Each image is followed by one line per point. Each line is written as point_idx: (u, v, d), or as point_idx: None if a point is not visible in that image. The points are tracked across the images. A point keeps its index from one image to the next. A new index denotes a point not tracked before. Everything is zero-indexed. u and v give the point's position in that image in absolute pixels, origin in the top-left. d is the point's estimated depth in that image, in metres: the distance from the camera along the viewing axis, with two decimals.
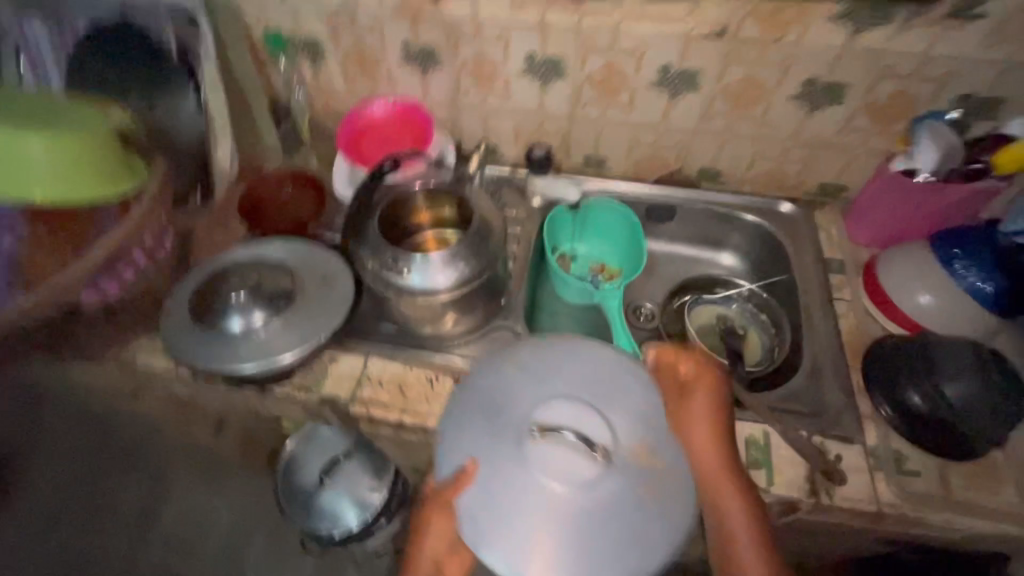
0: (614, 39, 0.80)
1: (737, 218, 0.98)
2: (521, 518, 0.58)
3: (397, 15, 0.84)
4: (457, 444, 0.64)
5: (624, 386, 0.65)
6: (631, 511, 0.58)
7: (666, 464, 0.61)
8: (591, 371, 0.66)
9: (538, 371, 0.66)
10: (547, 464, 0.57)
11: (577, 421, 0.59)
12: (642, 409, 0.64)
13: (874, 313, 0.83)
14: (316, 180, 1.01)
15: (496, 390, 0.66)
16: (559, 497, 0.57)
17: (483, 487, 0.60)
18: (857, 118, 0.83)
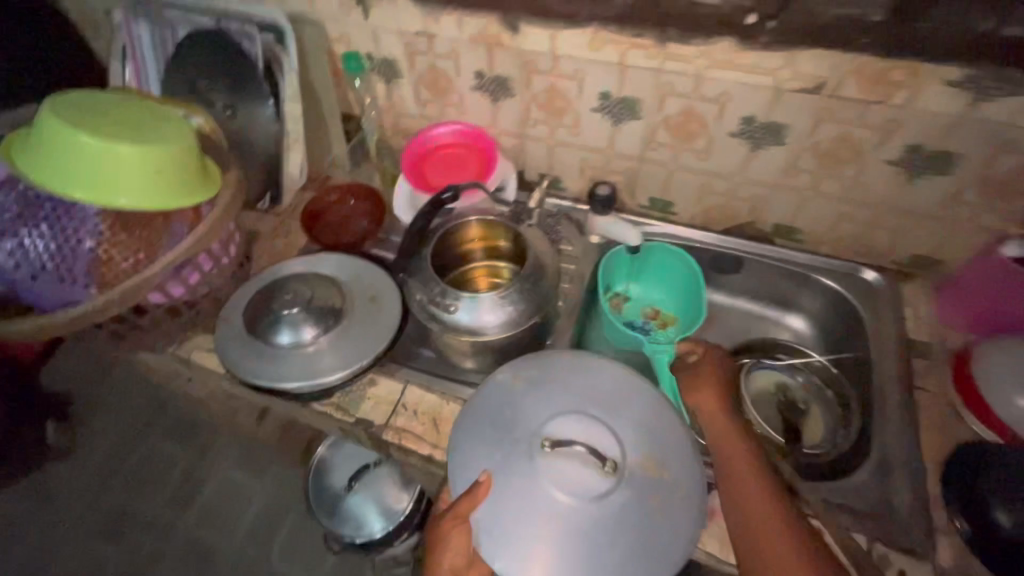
0: (697, 86, 0.76)
1: (812, 281, 0.91)
2: (535, 529, 0.63)
3: (475, 44, 0.84)
4: (471, 459, 0.68)
5: (625, 401, 0.70)
6: (640, 523, 0.63)
7: (671, 480, 0.66)
8: (597, 386, 0.71)
9: (547, 385, 0.72)
10: (559, 476, 0.63)
11: (587, 436, 0.65)
12: (644, 426, 0.69)
13: (963, 414, 0.74)
14: (377, 195, 1.02)
15: (508, 403, 0.71)
16: (569, 509, 0.62)
17: (500, 498, 0.64)
18: (964, 191, 0.75)
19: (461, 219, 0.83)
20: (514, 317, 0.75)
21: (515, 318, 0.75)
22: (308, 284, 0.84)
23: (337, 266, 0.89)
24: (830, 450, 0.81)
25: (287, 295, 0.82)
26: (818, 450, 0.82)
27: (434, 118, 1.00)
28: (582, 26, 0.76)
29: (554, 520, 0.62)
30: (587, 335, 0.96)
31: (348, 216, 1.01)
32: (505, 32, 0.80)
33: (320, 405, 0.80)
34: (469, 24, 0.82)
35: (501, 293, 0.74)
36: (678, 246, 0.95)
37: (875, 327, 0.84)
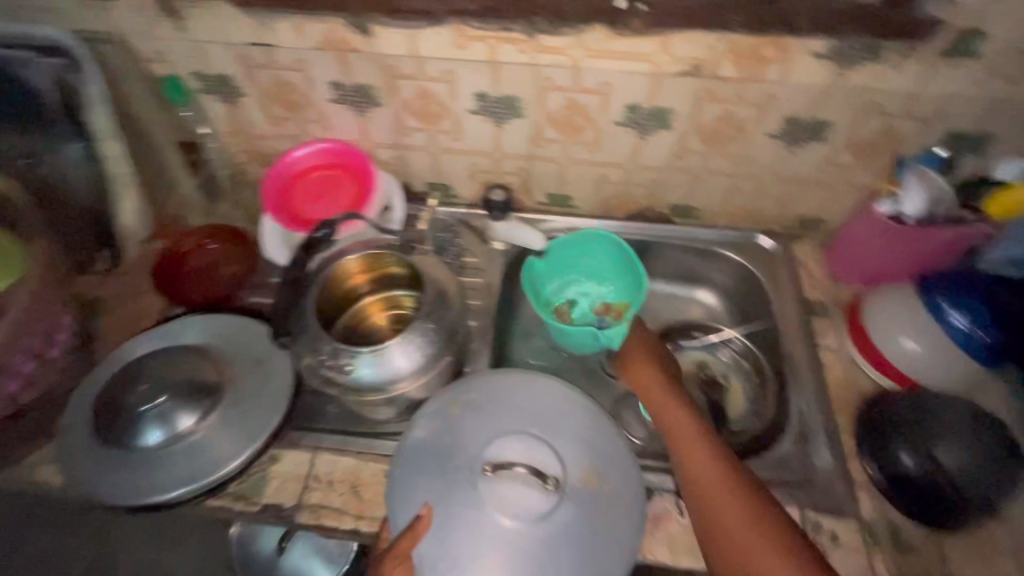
0: (576, 77, 0.71)
1: (716, 255, 0.92)
2: (478, 562, 0.56)
3: (324, 52, 0.72)
4: (408, 495, 0.61)
5: (568, 415, 0.66)
6: (588, 539, 0.58)
7: (615, 490, 0.62)
8: (536, 403, 0.66)
9: (485, 405, 0.66)
10: (501, 500, 0.56)
11: (529, 453, 0.59)
12: (589, 438, 0.64)
13: (859, 362, 0.79)
14: (243, 236, 0.90)
15: (445, 431, 0.64)
16: (514, 535, 0.56)
17: (441, 534, 0.57)
18: (838, 155, 0.77)
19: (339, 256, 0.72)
20: (422, 359, 0.67)
21: (428, 356, 0.67)
22: (182, 357, 0.71)
23: (218, 329, 0.77)
24: (754, 424, 0.83)
25: (158, 373, 0.68)
26: (744, 425, 0.84)
27: (294, 137, 0.87)
28: (441, 23, 0.67)
29: (498, 548, 0.56)
30: (507, 348, 0.91)
31: (213, 265, 0.87)
32: (355, 35, 0.70)
33: (215, 499, 0.68)
34: (310, 29, 0.70)
35: (405, 335, 0.66)
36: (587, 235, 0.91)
37: (778, 294, 0.86)
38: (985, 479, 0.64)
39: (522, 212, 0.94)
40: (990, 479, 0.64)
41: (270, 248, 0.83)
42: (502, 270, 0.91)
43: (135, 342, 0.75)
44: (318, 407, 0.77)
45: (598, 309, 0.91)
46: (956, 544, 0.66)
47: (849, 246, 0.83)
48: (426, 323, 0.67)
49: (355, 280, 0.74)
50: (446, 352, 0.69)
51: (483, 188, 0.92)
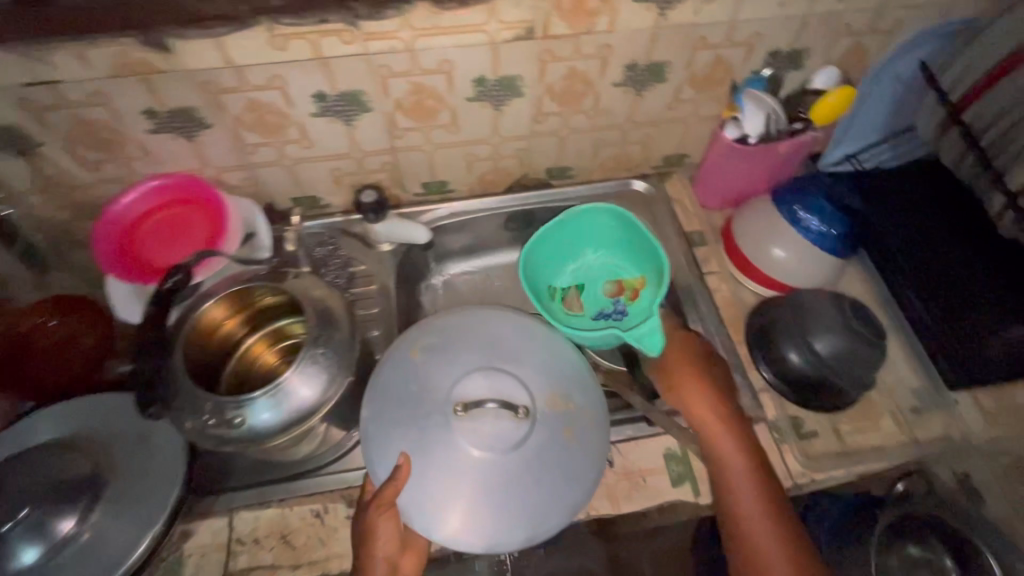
0: (413, 61, 0.68)
1: (599, 208, 0.94)
2: (461, 492, 0.58)
3: (122, 80, 0.63)
4: (384, 447, 0.61)
5: (524, 343, 0.66)
6: (561, 453, 0.60)
7: (582, 406, 0.63)
8: (498, 337, 0.66)
9: (448, 348, 0.65)
10: (476, 437, 0.57)
11: (496, 389, 0.59)
12: (546, 360, 0.65)
13: (742, 280, 0.85)
14: (89, 301, 0.79)
15: (410, 380, 0.63)
16: (492, 464, 0.57)
17: (422, 476, 0.58)
18: (683, 91, 0.80)
19: (200, 303, 0.64)
20: (323, 386, 0.61)
21: (330, 380, 0.61)
22: (41, 457, 0.61)
23: (82, 417, 0.68)
24: None
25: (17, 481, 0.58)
26: None
27: (122, 179, 0.77)
28: (248, 25, 0.60)
29: (478, 478, 0.58)
30: None
31: (66, 341, 0.75)
32: (153, 54, 0.61)
33: None
34: (96, 56, 0.60)
35: (299, 362, 0.61)
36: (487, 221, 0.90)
37: (661, 234, 0.91)
38: (855, 357, 0.71)
39: (401, 207, 0.91)
40: (859, 356, 0.71)
41: (124, 309, 0.73)
42: (395, 271, 0.87)
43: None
44: (224, 463, 0.70)
45: (608, 290, 0.87)
46: (845, 419, 0.75)
47: (710, 178, 0.88)
48: (315, 348, 0.62)
49: (230, 326, 0.69)
50: (349, 373, 0.63)
51: (353, 191, 0.87)
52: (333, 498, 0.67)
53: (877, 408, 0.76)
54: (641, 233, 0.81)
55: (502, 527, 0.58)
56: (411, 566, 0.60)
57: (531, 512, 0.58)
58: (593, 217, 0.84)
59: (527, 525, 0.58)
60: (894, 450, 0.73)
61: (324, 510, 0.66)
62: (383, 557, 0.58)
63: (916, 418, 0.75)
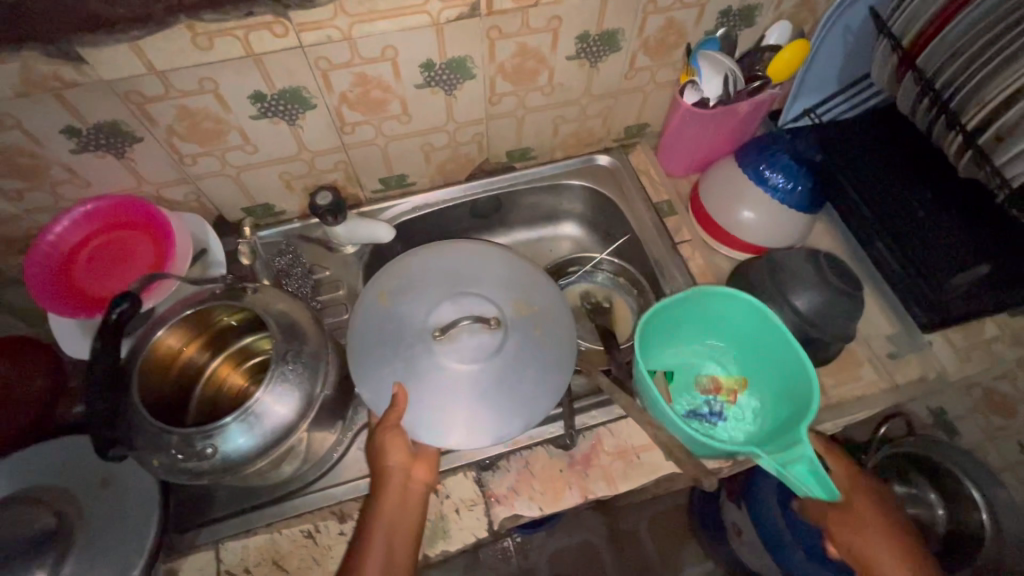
0: (353, 50, 0.64)
1: (565, 187, 0.92)
2: (459, 404, 0.62)
3: (30, 98, 0.57)
4: (377, 388, 0.64)
5: (483, 269, 0.72)
6: (537, 351, 0.66)
7: (544, 306, 0.70)
8: (457, 264, 0.72)
9: (415, 286, 0.69)
10: (458, 354, 0.62)
11: (465, 309, 0.65)
12: (505, 280, 0.71)
13: (715, 245, 0.85)
14: (33, 341, 0.73)
15: (386, 322, 0.67)
16: (479, 372, 0.62)
17: (421, 400, 0.63)
18: (638, 59, 0.78)
19: (153, 330, 0.60)
20: (298, 403, 0.58)
21: (305, 393, 0.58)
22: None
23: (37, 465, 0.63)
24: None
25: None
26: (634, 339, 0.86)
27: (52, 207, 0.71)
28: (166, 25, 0.55)
29: (471, 387, 0.63)
30: None
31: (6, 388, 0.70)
32: (62, 66, 0.56)
33: None
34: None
35: (269, 377, 0.57)
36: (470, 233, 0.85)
37: (629, 207, 0.89)
38: (834, 311, 0.71)
39: (360, 206, 0.87)
40: (839, 309, 0.71)
41: (71, 346, 0.67)
42: (361, 273, 0.84)
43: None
44: (203, 493, 0.67)
45: (703, 384, 0.76)
46: (827, 373, 0.76)
47: (673, 146, 0.87)
48: (284, 365, 0.58)
49: (190, 351, 0.65)
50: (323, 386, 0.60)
51: (307, 194, 0.83)
52: (324, 515, 0.65)
53: (856, 358, 0.77)
54: (773, 335, 0.69)
55: (503, 425, 0.63)
56: (425, 474, 0.62)
57: (524, 406, 0.64)
58: (713, 305, 0.72)
59: (523, 415, 0.64)
60: (875, 398, 0.74)
61: (316, 529, 0.64)
62: (395, 466, 0.61)
63: (895, 363, 0.77)
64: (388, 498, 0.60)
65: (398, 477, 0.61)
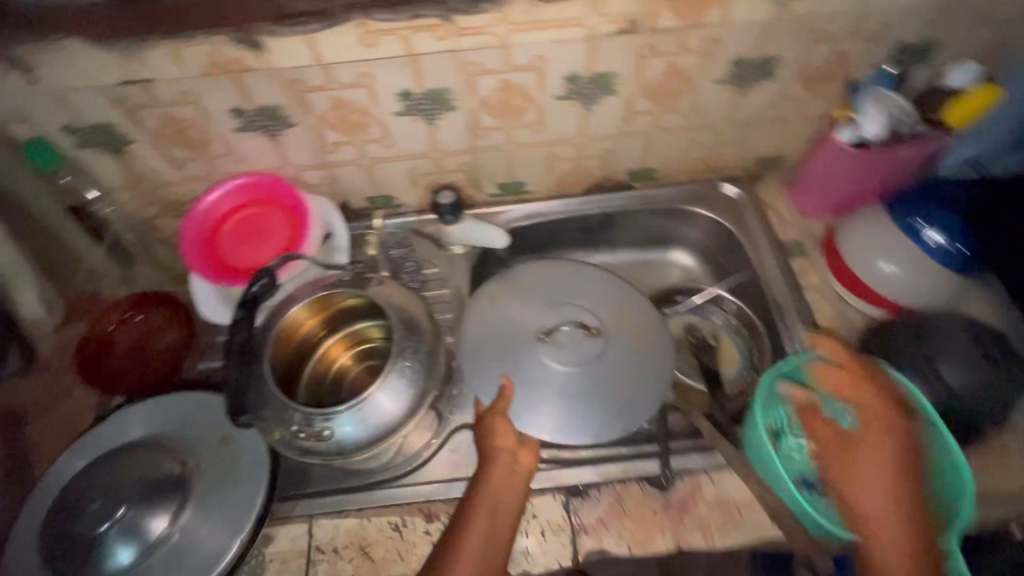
0: (505, 57, 0.64)
1: (684, 213, 0.88)
2: (561, 403, 0.66)
3: (212, 79, 0.62)
4: (484, 382, 0.68)
5: (587, 278, 0.74)
6: (636, 361, 0.69)
7: (643, 320, 0.71)
8: (561, 273, 0.75)
9: (523, 288, 0.73)
10: (561, 355, 0.68)
11: (568, 316, 0.71)
12: (608, 289, 0.73)
13: (848, 298, 0.79)
14: (169, 297, 0.81)
15: (494, 319, 0.72)
16: (581, 374, 0.67)
17: (526, 395, 0.66)
18: (791, 90, 0.73)
19: (287, 305, 0.64)
20: (412, 397, 0.60)
21: (419, 390, 0.60)
22: (133, 458, 0.63)
23: (168, 415, 0.69)
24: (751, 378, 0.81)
25: (116, 481, 0.60)
26: (740, 385, 0.81)
27: (206, 178, 0.76)
28: (340, 21, 0.58)
29: (574, 387, 0.66)
30: None
31: (149, 336, 0.78)
32: (243, 51, 0.60)
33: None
34: (189, 55, 0.59)
35: (392, 368, 0.59)
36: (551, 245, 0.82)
37: (752, 242, 0.84)
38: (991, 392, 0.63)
39: (475, 208, 0.88)
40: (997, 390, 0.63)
41: (205, 306, 0.73)
42: (468, 276, 0.85)
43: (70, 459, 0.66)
44: (301, 467, 0.70)
45: None
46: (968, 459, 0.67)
47: (813, 183, 0.82)
48: (403, 360, 0.60)
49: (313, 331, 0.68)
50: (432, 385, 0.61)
51: (428, 192, 0.84)
52: (411, 511, 0.66)
53: (1006, 448, 0.68)
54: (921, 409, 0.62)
55: (604, 428, 0.65)
56: (529, 462, 0.64)
57: (621, 413, 0.66)
58: None
59: (623, 420, 0.65)
60: None
61: (402, 523, 0.65)
62: (504, 450, 0.63)
63: None
64: (495, 477, 0.62)
65: (505, 458, 0.63)
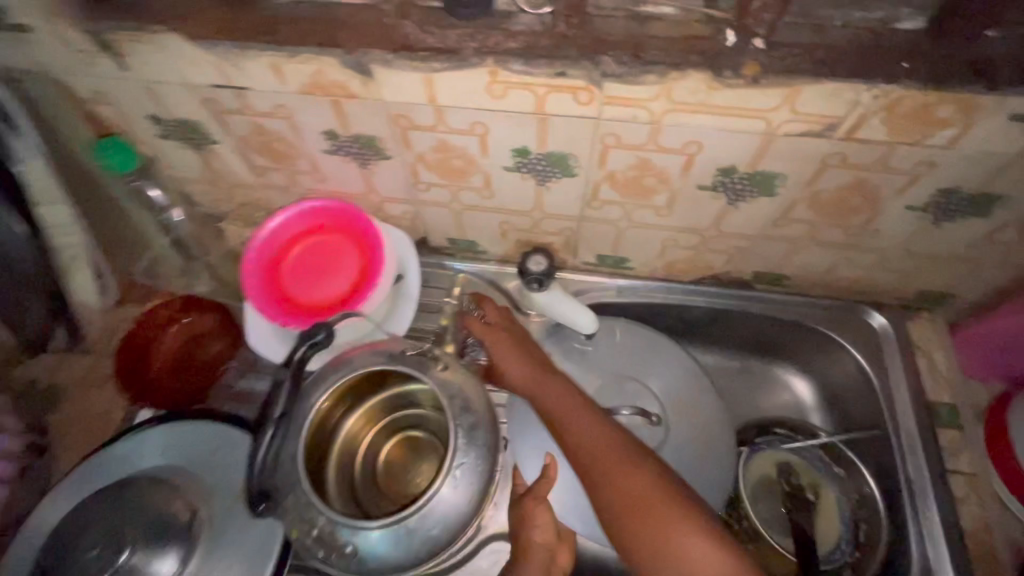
0: (653, 135, 0.52)
1: (808, 330, 0.74)
2: None
3: (311, 99, 0.54)
4: (527, 452, 0.64)
5: (655, 355, 0.70)
6: (696, 462, 0.64)
7: (709, 417, 0.67)
8: (632, 349, 0.71)
9: (582, 356, 0.71)
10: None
11: (628, 399, 0.67)
12: (677, 376, 0.69)
13: (1007, 500, 0.62)
14: (219, 306, 0.75)
15: None
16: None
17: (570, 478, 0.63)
18: (1002, 232, 0.57)
19: (342, 364, 0.56)
20: (453, 524, 0.50)
21: (463, 515, 0.51)
22: (143, 497, 0.58)
23: (193, 447, 0.63)
24: (851, 556, 0.67)
25: (118, 523, 0.55)
26: (835, 561, 0.67)
27: (285, 188, 0.69)
28: (470, 65, 0.48)
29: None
30: None
31: (192, 347, 0.72)
32: (351, 78, 0.51)
33: None
34: (291, 71, 0.51)
35: (439, 484, 0.50)
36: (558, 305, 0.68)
37: (889, 391, 0.69)
38: None
39: (564, 273, 0.77)
40: None
41: (253, 333, 0.66)
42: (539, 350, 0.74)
43: (82, 480, 0.62)
44: None
45: None
46: None
47: (993, 341, 0.66)
48: (454, 468, 0.51)
49: (350, 397, 0.58)
50: (479, 511, 0.52)
51: (517, 247, 0.74)
52: None
53: None
54: None
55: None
56: (565, 558, 0.60)
57: None
58: None
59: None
60: None
61: None
62: (542, 544, 0.58)
63: None
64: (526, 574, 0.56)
65: (542, 553, 0.58)
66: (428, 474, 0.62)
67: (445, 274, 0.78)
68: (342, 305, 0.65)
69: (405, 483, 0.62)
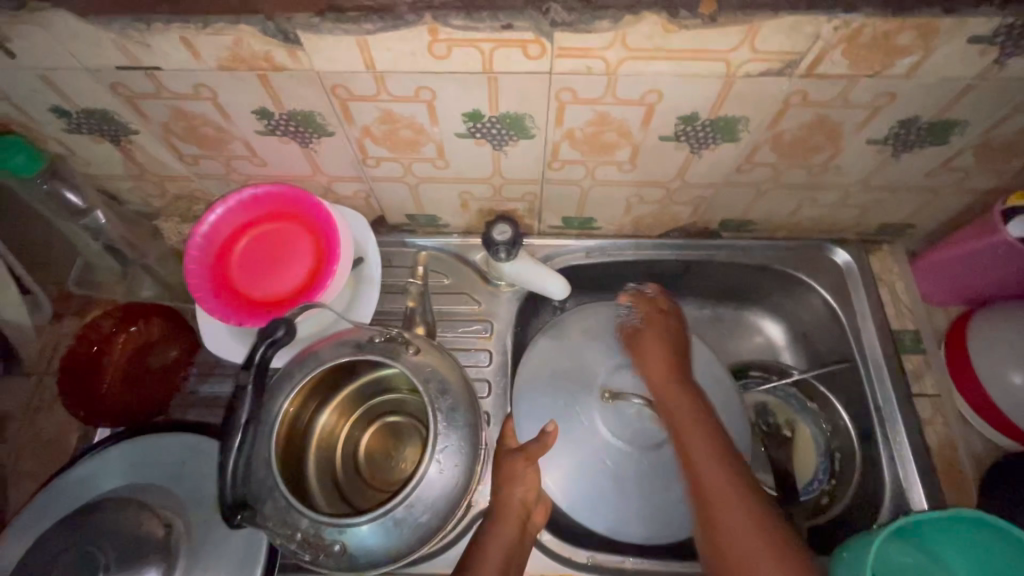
0: (610, 87, 0.49)
1: (775, 274, 0.74)
2: (593, 477, 0.62)
3: (233, 75, 0.49)
4: (527, 417, 0.65)
5: (673, 340, 0.68)
6: None
7: (722, 418, 0.64)
8: None
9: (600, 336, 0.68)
10: (616, 424, 0.63)
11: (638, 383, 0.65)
12: (693, 364, 0.66)
13: (969, 417, 0.65)
14: (166, 308, 0.70)
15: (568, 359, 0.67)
16: (630, 456, 0.62)
17: (563, 447, 0.63)
18: (959, 159, 0.58)
19: (313, 360, 0.53)
20: (441, 509, 0.49)
21: (450, 498, 0.50)
22: (106, 519, 0.54)
23: (159, 461, 0.60)
24: (827, 484, 0.70)
25: (88, 549, 0.52)
26: (811, 489, 0.70)
27: (221, 177, 0.64)
28: (406, 23, 0.43)
29: (613, 463, 0.62)
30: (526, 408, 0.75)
31: (141, 354, 0.68)
32: (275, 48, 0.46)
33: None
34: (205, 46, 0.45)
35: (426, 462, 0.49)
36: (530, 273, 0.66)
37: (856, 326, 0.70)
38: None
39: (531, 238, 0.75)
40: None
41: (209, 336, 0.62)
42: (512, 318, 0.72)
43: (40, 511, 0.58)
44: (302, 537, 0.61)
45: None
46: None
47: (943, 270, 0.68)
48: (438, 450, 0.49)
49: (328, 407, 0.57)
50: (466, 491, 0.51)
51: (480, 217, 0.71)
52: None
53: None
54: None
55: (625, 517, 0.61)
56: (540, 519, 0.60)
57: (652, 511, 0.61)
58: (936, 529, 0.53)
59: (648, 524, 0.61)
60: None
61: None
62: (519, 498, 0.58)
63: None
64: (506, 529, 0.57)
65: (517, 506, 0.58)
66: (412, 458, 0.60)
67: (407, 252, 0.75)
68: (297, 299, 0.60)
69: (389, 470, 0.60)
